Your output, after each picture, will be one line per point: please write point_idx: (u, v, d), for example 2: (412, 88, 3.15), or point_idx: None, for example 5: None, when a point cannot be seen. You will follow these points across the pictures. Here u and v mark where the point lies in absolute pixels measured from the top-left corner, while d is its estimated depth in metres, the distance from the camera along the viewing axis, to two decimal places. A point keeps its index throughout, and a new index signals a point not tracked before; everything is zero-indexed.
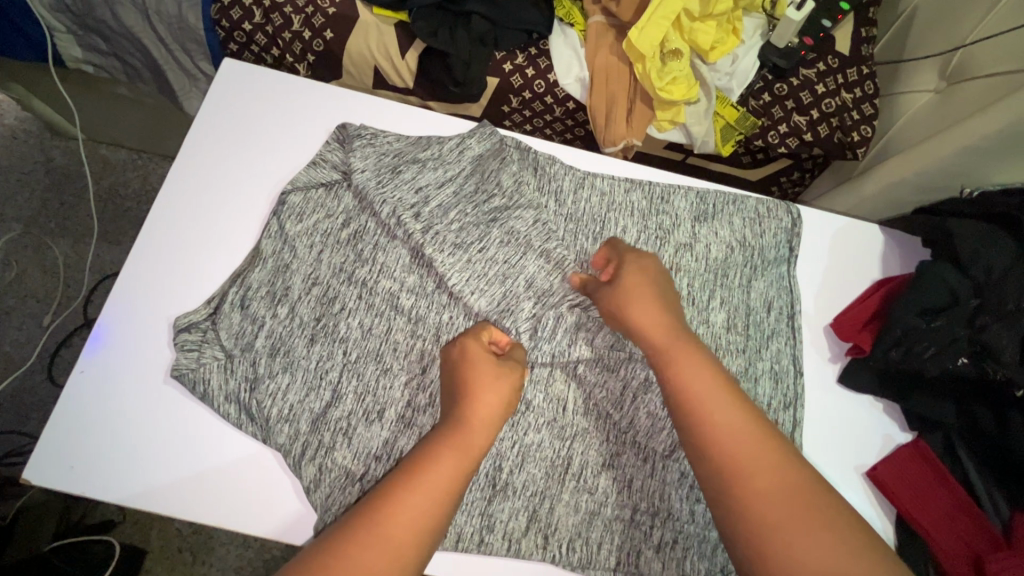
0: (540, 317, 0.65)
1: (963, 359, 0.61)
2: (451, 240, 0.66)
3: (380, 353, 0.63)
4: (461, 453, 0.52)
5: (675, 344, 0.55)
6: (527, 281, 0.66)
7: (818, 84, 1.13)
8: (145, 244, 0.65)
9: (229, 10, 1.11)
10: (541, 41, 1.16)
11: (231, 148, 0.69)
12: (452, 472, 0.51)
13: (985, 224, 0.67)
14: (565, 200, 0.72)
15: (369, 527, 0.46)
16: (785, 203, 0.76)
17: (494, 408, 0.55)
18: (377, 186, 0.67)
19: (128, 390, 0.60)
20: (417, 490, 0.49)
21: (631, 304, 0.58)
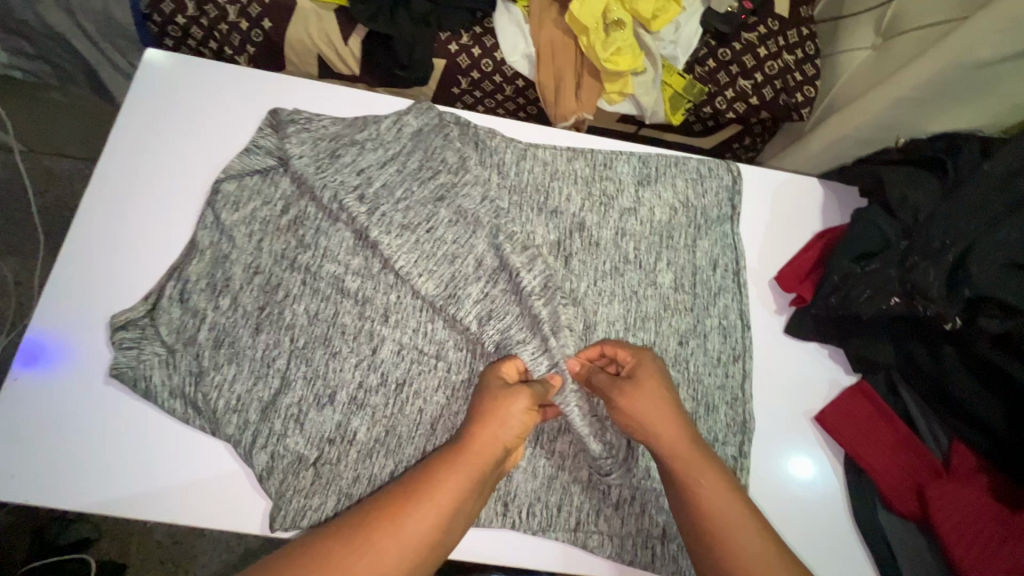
0: (489, 293, 0.65)
1: (895, 299, 0.63)
2: (398, 222, 0.66)
3: (328, 337, 0.63)
4: (455, 482, 0.48)
5: (686, 458, 0.53)
6: (473, 256, 0.66)
7: (760, 47, 1.14)
8: (74, 244, 0.63)
9: (160, 3, 1.06)
10: (485, 19, 1.15)
11: (161, 141, 0.68)
12: (442, 503, 0.47)
13: (913, 169, 0.69)
14: (508, 173, 0.72)
15: (348, 547, 0.44)
16: (726, 161, 0.77)
17: (499, 439, 0.51)
18: (317, 171, 0.65)
19: (68, 394, 0.58)
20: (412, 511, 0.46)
21: (643, 410, 0.56)
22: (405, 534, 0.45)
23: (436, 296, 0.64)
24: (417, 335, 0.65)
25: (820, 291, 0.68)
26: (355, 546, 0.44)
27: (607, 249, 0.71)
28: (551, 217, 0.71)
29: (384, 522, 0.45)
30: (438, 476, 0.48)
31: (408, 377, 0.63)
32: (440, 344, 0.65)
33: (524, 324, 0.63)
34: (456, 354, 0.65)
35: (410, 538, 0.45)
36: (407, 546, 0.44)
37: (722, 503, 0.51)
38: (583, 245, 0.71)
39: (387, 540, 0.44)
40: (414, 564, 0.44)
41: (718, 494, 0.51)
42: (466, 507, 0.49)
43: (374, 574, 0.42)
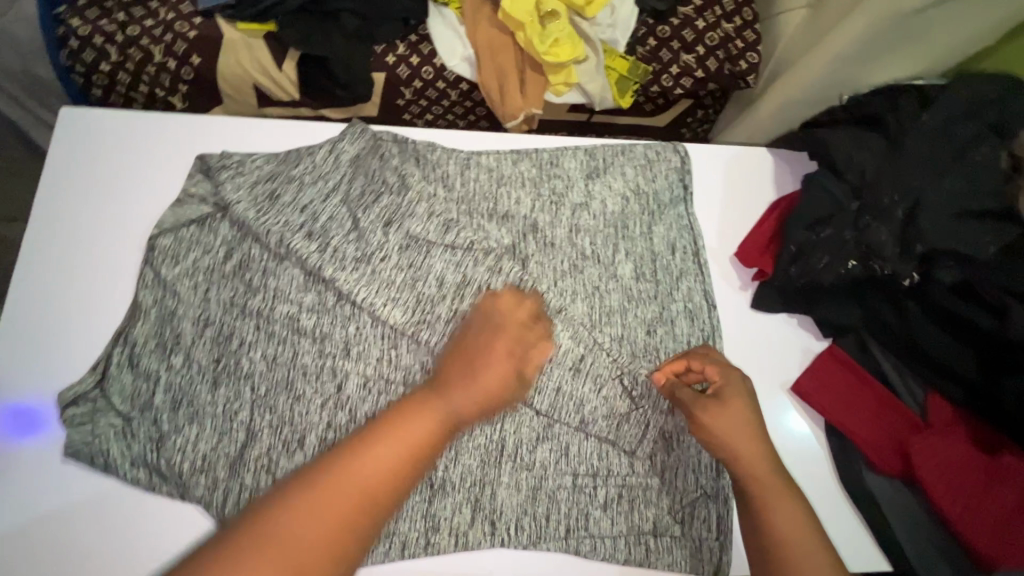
0: (455, 314, 0.64)
1: (852, 263, 0.62)
2: (352, 256, 0.64)
3: (290, 380, 0.61)
4: (425, 414, 0.51)
5: (766, 477, 0.56)
6: (431, 279, 0.65)
7: (697, 20, 1.13)
8: (13, 322, 0.61)
9: (81, 53, 1.05)
10: (419, 26, 1.13)
11: (89, 202, 0.65)
12: (411, 438, 0.49)
13: (856, 127, 0.69)
14: (454, 186, 0.70)
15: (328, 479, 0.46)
16: (672, 142, 0.76)
17: (481, 391, 0.53)
18: (259, 216, 0.63)
19: (44, 466, 0.57)
20: (395, 443, 0.49)
21: (726, 429, 0.57)
22: (388, 460, 0.48)
23: (399, 324, 0.63)
24: (381, 364, 0.63)
25: (780, 262, 0.67)
26: (337, 478, 0.46)
27: (563, 249, 0.70)
28: (503, 222, 0.70)
29: (367, 459, 0.47)
30: (426, 404, 0.52)
31: (376, 410, 0.61)
32: (406, 370, 0.63)
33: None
34: (423, 378, 0.63)
35: (391, 467, 0.48)
36: (368, 497, 0.46)
37: (797, 531, 0.53)
38: (538, 246, 0.70)
39: (352, 494, 0.46)
40: (394, 476, 0.48)
41: (794, 519, 0.53)
42: (434, 446, 0.50)
43: (354, 501, 0.46)
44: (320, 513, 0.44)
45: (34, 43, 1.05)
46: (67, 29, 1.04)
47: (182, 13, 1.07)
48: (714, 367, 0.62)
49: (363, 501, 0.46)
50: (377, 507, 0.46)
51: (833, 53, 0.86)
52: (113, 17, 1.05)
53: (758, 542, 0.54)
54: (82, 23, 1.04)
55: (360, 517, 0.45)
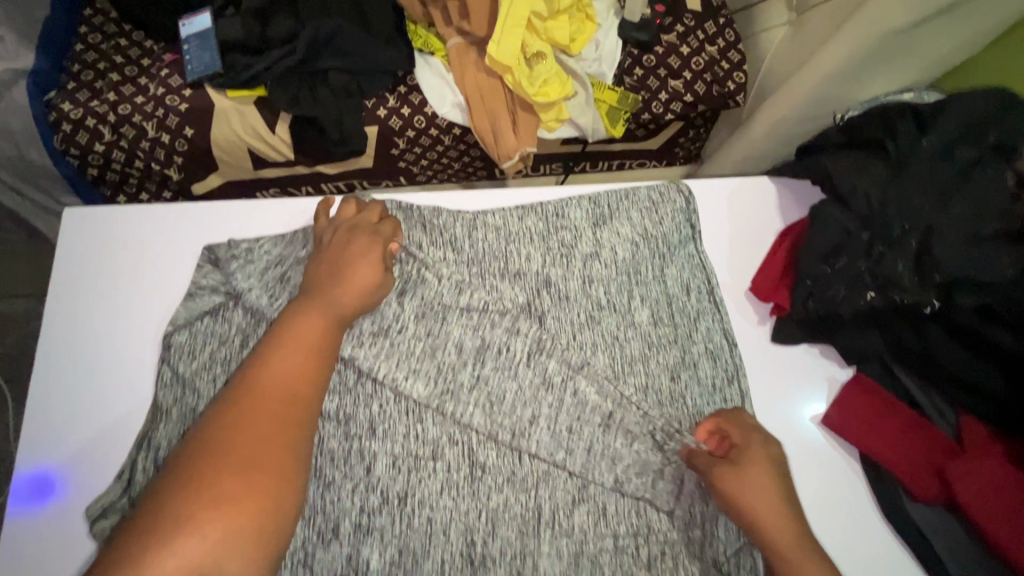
0: (479, 381, 0.64)
1: (871, 294, 0.62)
2: (370, 331, 0.64)
3: (318, 467, 0.60)
4: (310, 321, 0.55)
5: (792, 543, 0.54)
6: (450, 347, 0.65)
7: (682, 45, 1.14)
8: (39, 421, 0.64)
9: (75, 136, 1.06)
10: (407, 77, 1.13)
11: (103, 303, 0.68)
12: (306, 344, 0.54)
13: (856, 153, 0.69)
14: (461, 250, 0.70)
15: (246, 405, 0.49)
16: (674, 181, 0.76)
17: (352, 285, 0.59)
18: (271, 301, 0.62)
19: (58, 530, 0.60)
20: (288, 358, 0.52)
21: (745, 494, 0.56)
22: (293, 372, 0.52)
23: (424, 397, 0.63)
24: (409, 441, 0.62)
25: (797, 296, 0.67)
26: (251, 399, 0.49)
27: (580, 304, 0.69)
28: (516, 279, 0.70)
29: (269, 381, 0.51)
30: (303, 314, 0.56)
31: (408, 489, 0.61)
32: (434, 444, 0.62)
33: (520, 397, 0.64)
34: (452, 450, 0.62)
35: (294, 380, 0.52)
36: (278, 403, 0.50)
37: None
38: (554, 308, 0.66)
39: (262, 407, 0.49)
40: (303, 386, 0.52)
41: None
42: (327, 348, 0.55)
43: (276, 416, 0.49)
44: (253, 428, 0.47)
45: (26, 130, 1.05)
46: (59, 114, 1.05)
47: (172, 87, 1.08)
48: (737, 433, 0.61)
49: (276, 406, 0.50)
50: (300, 411, 0.51)
51: (822, 73, 0.86)
52: (104, 97, 1.07)
53: None
54: (72, 107, 1.05)
55: (290, 423, 0.49)
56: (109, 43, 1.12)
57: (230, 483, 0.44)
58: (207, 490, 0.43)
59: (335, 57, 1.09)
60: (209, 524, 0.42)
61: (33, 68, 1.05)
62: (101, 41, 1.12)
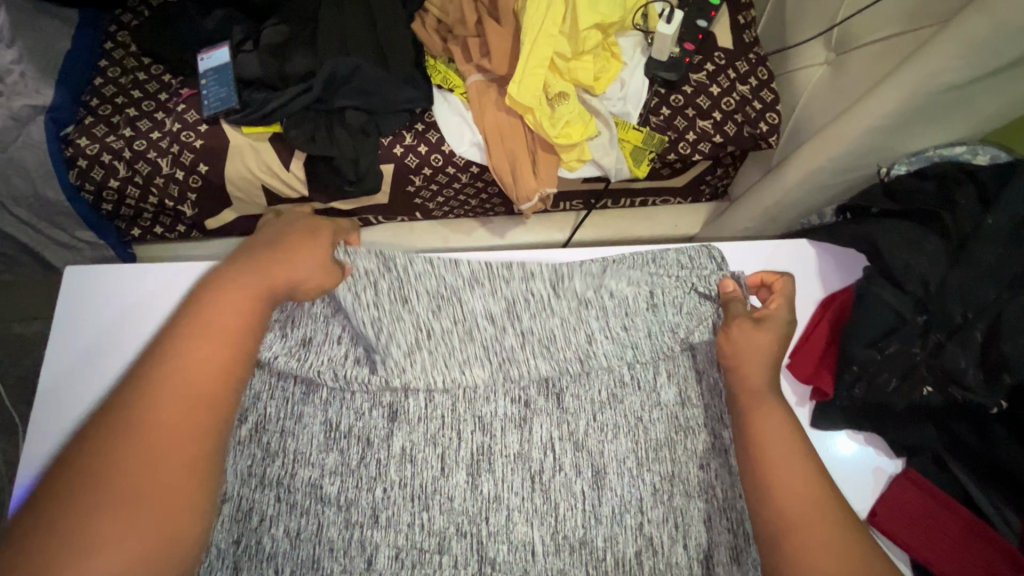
0: (525, 337, 0.65)
1: (927, 389, 0.57)
2: (400, 354, 0.62)
3: (316, 558, 0.56)
4: (230, 312, 0.52)
5: (758, 394, 0.59)
6: (481, 322, 0.66)
7: (712, 85, 1.09)
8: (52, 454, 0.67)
9: (90, 171, 1.06)
10: (425, 114, 1.10)
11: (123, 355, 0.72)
12: (223, 335, 0.51)
13: (908, 224, 0.64)
14: (483, 284, 0.67)
15: (148, 402, 0.45)
16: (708, 245, 0.71)
17: (280, 275, 0.56)
18: (303, 364, 0.61)
19: None
20: (202, 354, 0.49)
21: (748, 346, 0.61)
22: (208, 369, 0.48)
23: (484, 381, 0.63)
24: (413, 532, 0.58)
25: (841, 383, 0.61)
26: (155, 397, 0.45)
27: (601, 362, 0.65)
28: (543, 349, 0.65)
29: (177, 377, 0.47)
30: (220, 304, 0.52)
31: None
32: (441, 536, 0.58)
33: (568, 326, 0.66)
34: (460, 544, 0.58)
35: (208, 374, 0.48)
36: (181, 410, 0.46)
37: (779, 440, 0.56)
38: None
39: (161, 410, 0.45)
40: (221, 383, 0.49)
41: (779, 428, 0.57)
42: (251, 340, 0.52)
43: (189, 415, 0.46)
44: (162, 429, 0.44)
45: (42, 167, 1.04)
46: (75, 150, 1.05)
47: (187, 122, 1.07)
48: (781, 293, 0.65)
49: (179, 407, 0.46)
50: (221, 409, 0.48)
51: (865, 125, 0.80)
52: (120, 133, 1.06)
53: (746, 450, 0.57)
54: (89, 143, 1.05)
55: (206, 422, 0.47)
56: (128, 78, 1.12)
57: (130, 485, 0.42)
58: (103, 490, 0.41)
59: (352, 95, 1.07)
60: (114, 525, 0.40)
61: (52, 103, 1.05)
62: (120, 74, 1.12)
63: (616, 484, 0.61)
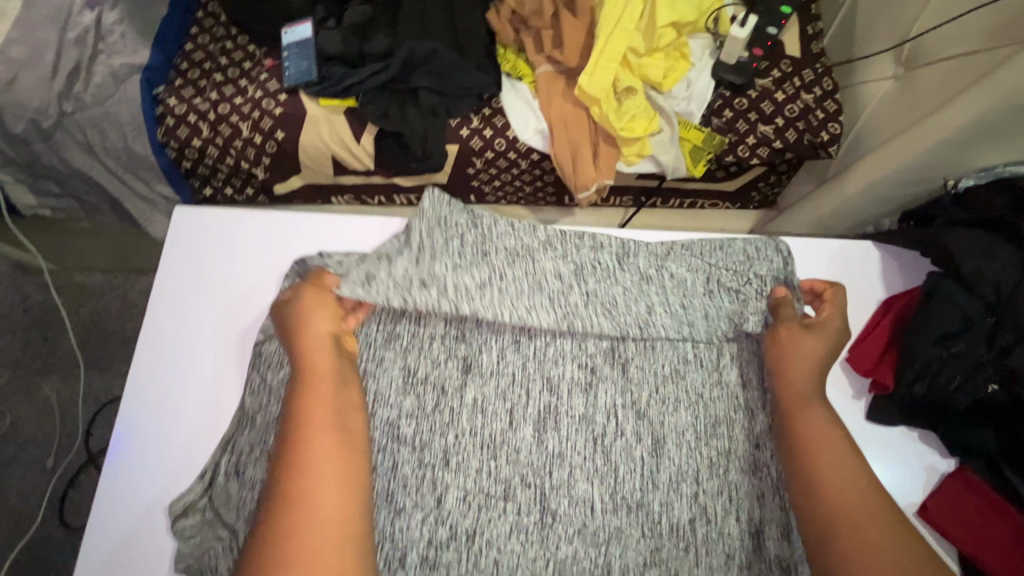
0: (589, 298, 0.68)
1: (992, 386, 0.60)
2: (473, 287, 0.66)
3: (391, 493, 0.60)
4: (321, 398, 0.56)
5: (798, 391, 0.61)
6: (550, 277, 0.69)
7: (777, 92, 1.11)
8: (137, 378, 0.68)
9: (176, 129, 1.12)
10: (492, 99, 1.15)
11: (200, 291, 0.72)
12: (326, 420, 0.55)
13: (980, 231, 0.66)
14: (556, 246, 0.71)
15: (299, 498, 0.50)
16: (774, 238, 0.73)
17: (333, 348, 0.59)
18: (373, 297, 0.64)
19: (146, 465, 0.64)
20: (320, 436, 0.53)
21: (791, 349, 0.63)
22: (326, 447, 0.53)
23: (551, 332, 0.67)
24: (481, 478, 0.61)
25: (903, 377, 0.64)
26: (302, 491, 0.50)
27: (659, 332, 0.67)
28: (610, 315, 0.67)
29: (310, 464, 0.52)
30: (307, 394, 0.56)
31: (477, 527, 0.60)
32: (507, 484, 0.61)
33: (630, 296, 0.68)
34: (524, 493, 0.61)
35: (332, 450, 0.53)
36: (335, 503, 0.50)
37: (816, 430, 0.59)
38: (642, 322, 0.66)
39: (320, 479, 0.51)
40: (346, 450, 0.54)
41: (819, 422, 0.59)
42: (345, 413, 0.56)
43: (339, 485, 0.51)
44: (325, 511, 0.49)
45: (135, 123, 1.11)
46: (165, 108, 1.11)
47: (269, 91, 1.13)
48: (831, 301, 0.67)
49: (334, 475, 0.52)
50: (360, 466, 0.54)
51: (937, 136, 0.81)
52: (207, 96, 1.12)
53: (785, 442, 0.60)
54: (178, 102, 1.11)
55: (352, 481, 0.52)
56: (216, 45, 1.18)
57: (323, 553, 0.47)
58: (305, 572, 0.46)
59: (427, 76, 1.12)
60: None
61: (148, 64, 1.12)
62: (209, 41, 1.18)
63: (674, 453, 0.63)
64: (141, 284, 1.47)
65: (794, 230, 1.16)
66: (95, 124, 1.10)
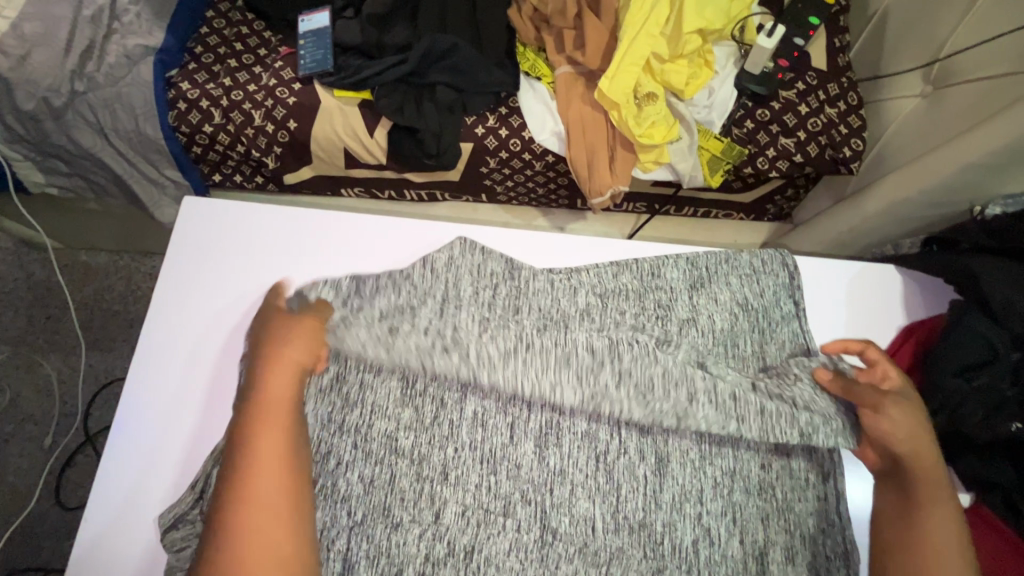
0: (622, 377, 0.60)
1: (1018, 424, 0.58)
2: (496, 354, 0.60)
3: (387, 506, 0.59)
4: (269, 420, 0.56)
5: (925, 488, 0.57)
6: (581, 352, 0.62)
7: (800, 104, 1.09)
8: (138, 368, 0.67)
9: (188, 114, 1.10)
10: (510, 98, 1.13)
11: (201, 282, 0.71)
12: (277, 441, 0.55)
13: (1009, 262, 0.64)
14: (593, 317, 0.67)
15: (236, 523, 0.50)
16: (780, 253, 0.72)
17: (297, 369, 0.60)
18: (390, 355, 0.60)
19: (145, 455, 0.64)
20: (265, 460, 0.53)
21: (885, 428, 0.59)
22: (270, 470, 0.53)
23: (572, 405, 0.60)
24: (481, 493, 0.60)
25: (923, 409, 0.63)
26: (240, 515, 0.50)
27: (698, 424, 0.59)
28: (646, 402, 0.60)
29: (248, 487, 0.52)
30: (258, 415, 0.56)
31: (476, 544, 0.58)
32: (506, 500, 0.60)
33: (670, 379, 0.60)
34: (524, 510, 0.60)
35: (278, 472, 0.53)
36: (277, 525, 0.51)
37: (945, 544, 0.54)
38: (661, 344, 0.64)
39: (262, 512, 0.51)
40: (292, 471, 0.54)
41: (949, 533, 0.55)
42: (298, 433, 0.56)
43: (280, 504, 0.52)
44: (264, 532, 0.50)
45: (146, 105, 1.09)
46: (177, 92, 1.11)
47: (283, 80, 1.11)
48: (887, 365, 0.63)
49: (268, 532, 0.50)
50: (306, 487, 0.54)
51: (964, 159, 0.79)
52: (220, 81, 1.11)
53: (897, 545, 0.57)
54: (191, 87, 1.10)
55: (296, 502, 0.53)
56: (231, 30, 1.16)
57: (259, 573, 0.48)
58: None
59: (445, 72, 1.10)
60: None
61: (163, 46, 1.11)
62: (224, 26, 1.17)
63: (678, 472, 0.62)
64: (146, 266, 1.46)
65: (805, 247, 1.15)
66: (105, 105, 1.08)
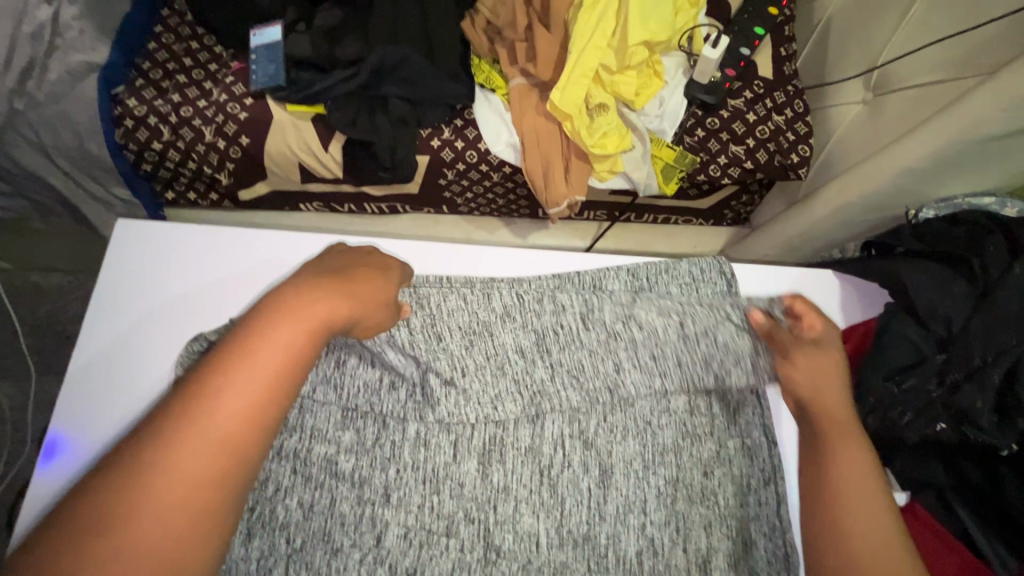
0: (555, 370, 0.65)
1: (942, 425, 0.61)
2: (439, 384, 0.63)
3: (327, 532, 0.58)
4: (281, 332, 0.47)
5: (846, 450, 0.57)
6: (513, 357, 0.65)
7: (748, 112, 1.11)
8: (68, 397, 0.65)
9: (135, 132, 1.08)
10: (466, 111, 1.13)
11: (137, 306, 0.70)
12: (267, 365, 0.45)
13: (937, 267, 0.66)
14: (515, 318, 0.66)
15: (178, 423, 0.42)
16: (720, 261, 0.73)
17: (358, 298, 0.53)
18: (339, 396, 0.62)
19: (73, 488, 0.61)
20: (242, 371, 0.44)
21: (807, 372, 0.62)
22: (245, 387, 0.44)
23: (515, 415, 0.63)
24: (423, 514, 0.59)
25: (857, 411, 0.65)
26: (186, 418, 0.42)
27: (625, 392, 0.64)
28: (577, 382, 0.64)
29: (210, 393, 0.43)
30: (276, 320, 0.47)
31: (418, 565, 0.58)
32: (449, 519, 0.60)
33: (597, 357, 0.65)
34: (467, 529, 0.60)
35: (249, 392, 0.44)
36: (217, 451, 0.42)
37: (870, 514, 0.53)
38: (585, 322, 0.66)
39: (207, 431, 0.42)
40: (262, 408, 0.44)
41: (871, 502, 0.54)
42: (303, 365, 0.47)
43: (229, 428, 0.43)
44: (201, 452, 0.41)
45: (91, 123, 1.07)
46: (123, 109, 1.08)
47: (234, 94, 1.09)
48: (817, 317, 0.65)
49: (180, 513, 0.40)
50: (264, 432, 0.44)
51: (900, 164, 0.81)
52: (168, 97, 1.08)
53: (821, 524, 0.55)
54: (137, 103, 1.07)
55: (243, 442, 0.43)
56: (181, 45, 1.14)
57: (174, 489, 0.40)
58: (132, 508, 0.39)
59: (397, 83, 1.08)
60: (157, 526, 0.39)
61: (106, 61, 1.08)
62: (174, 41, 1.15)
63: (622, 484, 0.62)
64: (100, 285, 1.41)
65: (760, 251, 1.17)
66: (47, 122, 1.06)
